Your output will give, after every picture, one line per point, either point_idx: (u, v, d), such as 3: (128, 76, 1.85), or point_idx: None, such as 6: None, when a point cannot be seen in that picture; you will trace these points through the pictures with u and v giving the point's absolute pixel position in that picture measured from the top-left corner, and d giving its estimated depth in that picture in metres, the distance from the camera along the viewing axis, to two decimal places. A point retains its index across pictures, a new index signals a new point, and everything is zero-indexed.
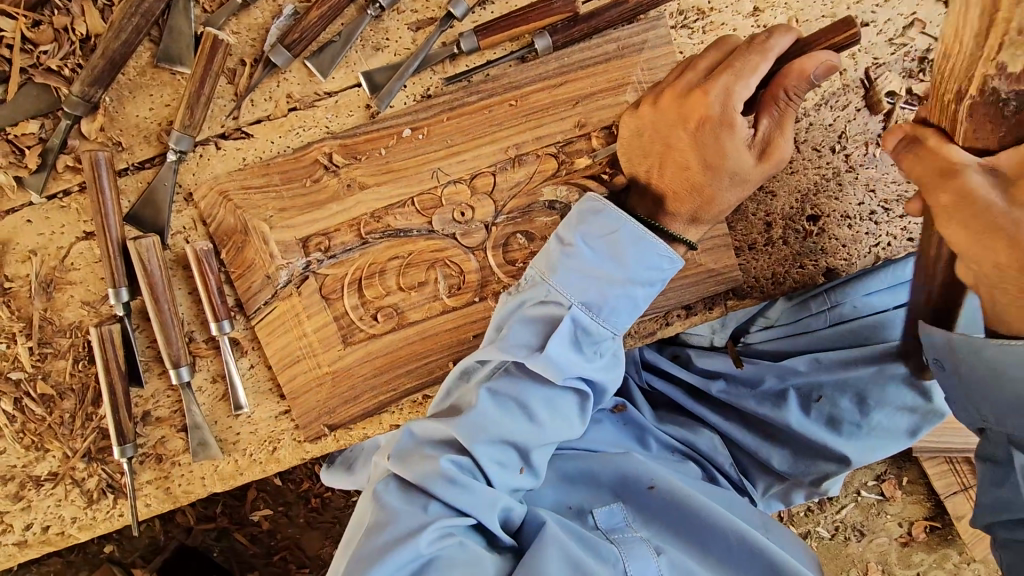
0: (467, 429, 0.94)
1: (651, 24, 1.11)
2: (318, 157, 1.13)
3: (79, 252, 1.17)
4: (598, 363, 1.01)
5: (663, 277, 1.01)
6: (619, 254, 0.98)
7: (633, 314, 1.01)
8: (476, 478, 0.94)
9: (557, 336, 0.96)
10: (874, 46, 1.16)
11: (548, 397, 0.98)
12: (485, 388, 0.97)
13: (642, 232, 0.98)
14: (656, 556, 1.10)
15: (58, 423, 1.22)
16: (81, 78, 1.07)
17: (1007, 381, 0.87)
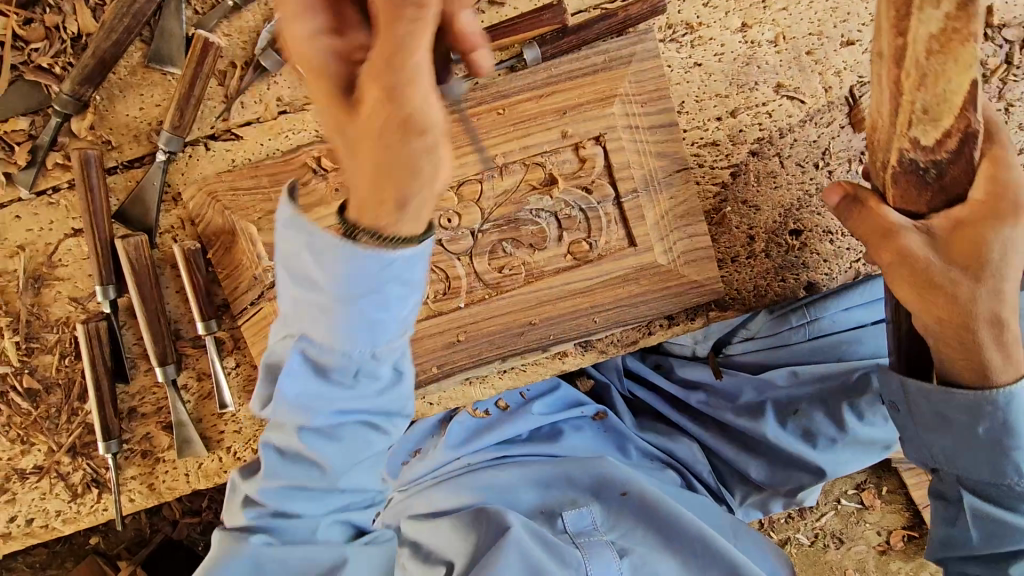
0: (258, 476, 0.88)
1: (640, 37, 1.12)
2: (307, 161, 1.14)
3: (67, 249, 1.18)
4: (364, 387, 0.80)
5: (398, 273, 0.70)
6: (311, 270, 0.71)
7: (380, 330, 0.74)
8: (282, 517, 0.91)
9: (284, 375, 0.77)
10: (859, 64, 1.17)
11: (325, 432, 0.84)
12: (266, 441, 0.88)
13: (351, 245, 0.66)
14: (619, 560, 1.17)
15: (44, 418, 1.24)
16: (71, 77, 1.08)
17: (954, 425, 0.99)
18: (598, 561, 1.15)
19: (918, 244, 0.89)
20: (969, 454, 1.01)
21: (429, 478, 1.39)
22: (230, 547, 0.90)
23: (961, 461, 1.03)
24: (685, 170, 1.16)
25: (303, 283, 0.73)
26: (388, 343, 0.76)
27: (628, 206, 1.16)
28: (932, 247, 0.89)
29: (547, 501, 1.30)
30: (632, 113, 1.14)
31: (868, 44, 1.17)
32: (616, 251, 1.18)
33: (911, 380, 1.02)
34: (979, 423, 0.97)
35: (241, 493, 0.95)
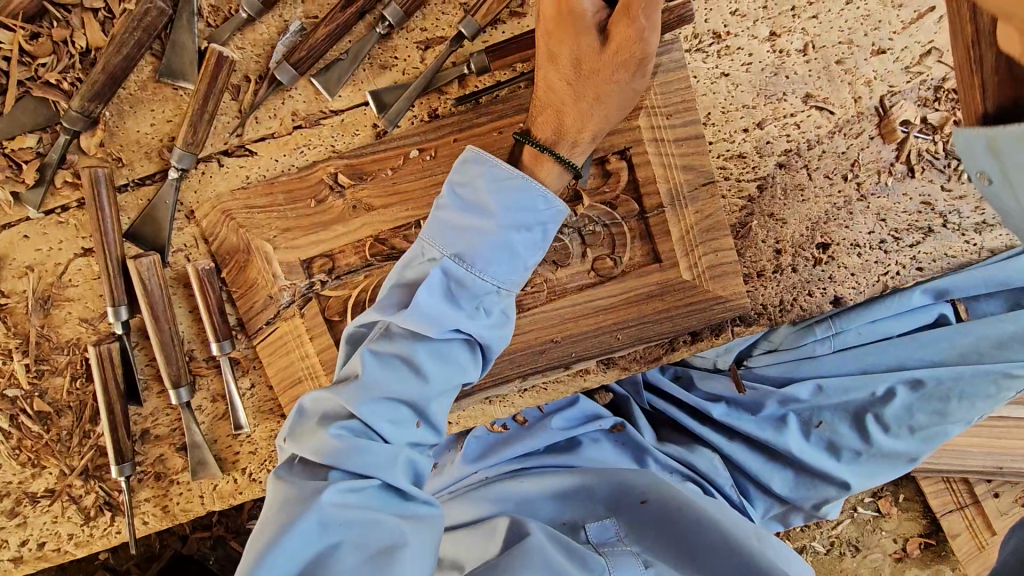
0: (351, 392, 0.88)
1: (666, 47, 1.09)
2: (324, 177, 1.11)
3: (77, 268, 1.15)
4: (484, 319, 0.93)
5: (540, 218, 0.93)
6: (482, 197, 0.92)
7: (515, 262, 0.93)
8: (370, 439, 0.88)
9: (423, 288, 0.90)
10: (889, 73, 1.15)
11: (433, 352, 0.91)
12: (368, 350, 0.90)
13: (508, 170, 0.91)
14: (642, 568, 1.10)
15: (55, 441, 1.21)
16: (80, 93, 1.04)
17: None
18: (621, 569, 1.08)
19: None
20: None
21: (446, 493, 1.37)
22: (296, 505, 0.82)
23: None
24: (712, 183, 1.13)
25: (454, 228, 0.92)
26: (511, 280, 0.94)
27: (653, 221, 1.13)
28: None
29: (566, 515, 1.26)
30: (658, 126, 1.11)
31: (900, 53, 1.14)
32: (640, 267, 1.15)
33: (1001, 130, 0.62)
34: None
35: (311, 419, 0.92)
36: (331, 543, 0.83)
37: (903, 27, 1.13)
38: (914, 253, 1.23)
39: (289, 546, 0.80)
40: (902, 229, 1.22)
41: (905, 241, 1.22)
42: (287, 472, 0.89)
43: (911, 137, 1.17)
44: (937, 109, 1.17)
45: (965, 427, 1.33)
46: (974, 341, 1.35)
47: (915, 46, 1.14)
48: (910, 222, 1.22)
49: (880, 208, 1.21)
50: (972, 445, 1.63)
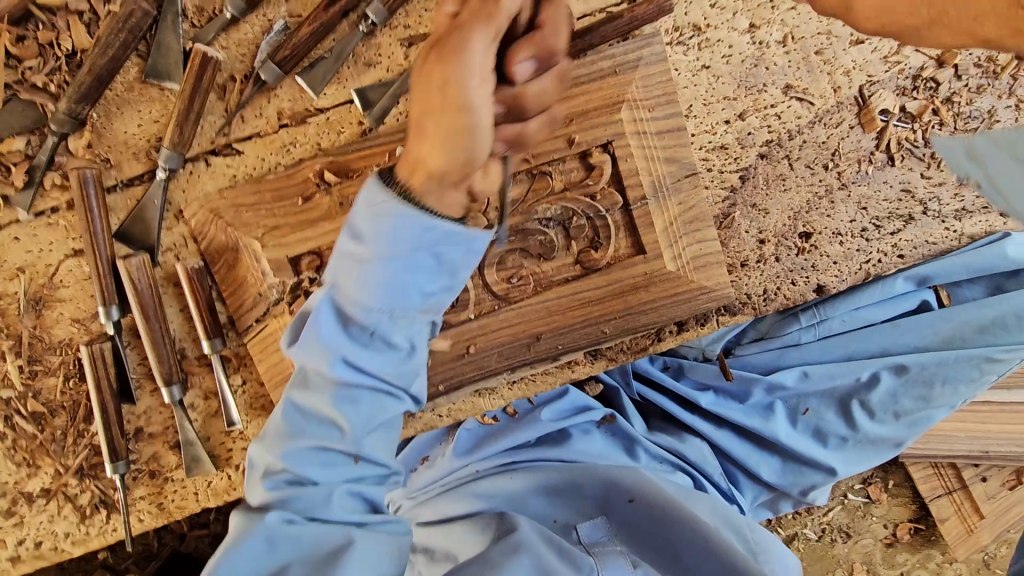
0: (276, 442, 0.94)
1: (646, 41, 1.11)
2: (310, 175, 1.12)
3: (68, 269, 1.16)
4: (381, 347, 0.91)
5: (442, 250, 0.87)
6: (365, 234, 0.84)
7: (410, 287, 0.87)
8: (302, 484, 0.93)
9: (314, 325, 0.89)
10: (868, 63, 1.16)
11: (348, 397, 0.91)
12: (287, 399, 0.94)
13: (388, 198, 0.83)
14: (631, 568, 1.11)
15: (49, 441, 1.22)
16: (67, 95, 1.06)
17: None
18: (610, 570, 1.08)
19: None
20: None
21: (436, 486, 1.38)
22: (249, 522, 0.92)
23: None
24: (694, 174, 1.15)
25: (345, 269, 0.89)
26: (429, 306, 0.91)
27: (637, 213, 1.14)
28: None
29: (559, 512, 1.28)
30: (640, 118, 1.12)
31: (877, 43, 1.16)
32: (625, 258, 1.16)
33: None
34: None
35: (254, 468, 0.98)
36: (280, 566, 0.91)
37: None
38: (895, 241, 1.24)
39: (240, 568, 0.89)
40: (883, 218, 1.23)
41: (886, 229, 1.24)
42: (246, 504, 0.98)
43: (891, 125, 1.19)
44: (916, 97, 1.18)
45: (949, 412, 1.36)
46: (957, 325, 1.36)
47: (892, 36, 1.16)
48: (890, 211, 1.24)
49: (861, 197, 1.22)
50: (957, 429, 1.66)
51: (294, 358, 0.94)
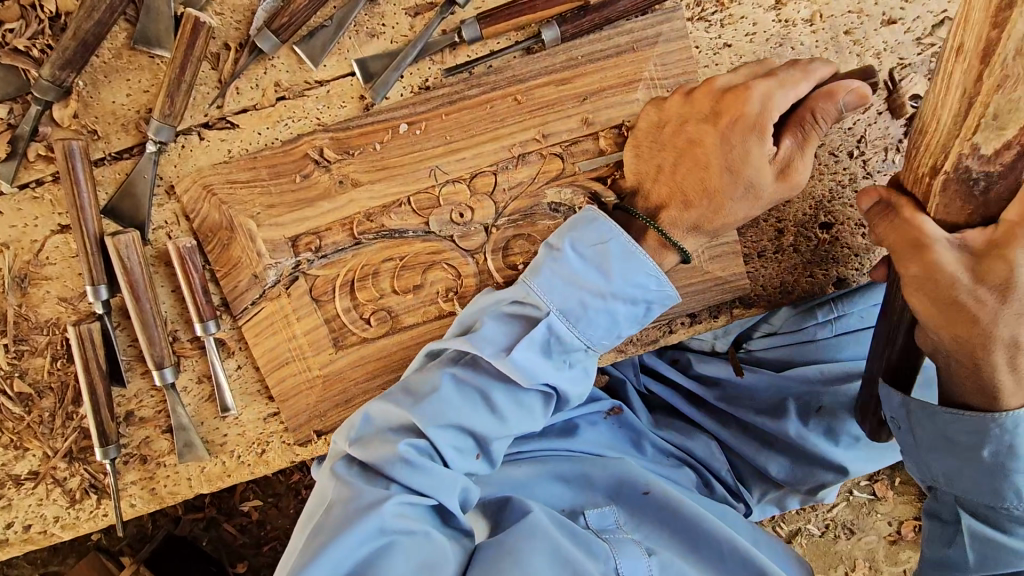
0: (426, 412, 0.92)
1: (666, 16, 1.05)
2: (308, 151, 1.07)
3: (55, 246, 1.10)
4: (568, 374, 0.96)
5: (650, 298, 0.96)
6: (602, 264, 0.93)
7: (612, 330, 0.96)
8: (434, 461, 0.91)
9: (525, 341, 0.92)
10: (900, 44, 1.09)
11: (510, 391, 0.95)
12: (447, 372, 0.94)
13: (632, 246, 0.94)
14: (647, 556, 1.09)
15: (37, 423, 1.18)
16: (51, 61, 0.99)
17: (959, 446, 0.94)
18: (627, 557, 1.07)
19: (952, 260, 0.83)
20: (954, 466, 0.96)
21: None
22: (355, 509, 0.86)
23: (960, 482, 0.96)
24: None
25: (560, 284, 0.93)
26: (602, 343, 0.97)
27: None
28: (968, 263, 0.82)
29: (567, 502, 1.22)
30: (658, 99, 1.06)
31: (911, 23, 1.09)
32: None
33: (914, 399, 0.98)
34: (983, 444, 0.91)
35: (375, 428, 0.95)
36: (384, 548, 0.84)
37: None
38: None
39: (344, 544, 0.82)
40: None
41: None
42: (344, 470, 0.92)
43: None
44: None
45: None
46: None
47: (927, 16, 1.09)
48: None
49: None
50: None
51: (482, 344, 0.93)
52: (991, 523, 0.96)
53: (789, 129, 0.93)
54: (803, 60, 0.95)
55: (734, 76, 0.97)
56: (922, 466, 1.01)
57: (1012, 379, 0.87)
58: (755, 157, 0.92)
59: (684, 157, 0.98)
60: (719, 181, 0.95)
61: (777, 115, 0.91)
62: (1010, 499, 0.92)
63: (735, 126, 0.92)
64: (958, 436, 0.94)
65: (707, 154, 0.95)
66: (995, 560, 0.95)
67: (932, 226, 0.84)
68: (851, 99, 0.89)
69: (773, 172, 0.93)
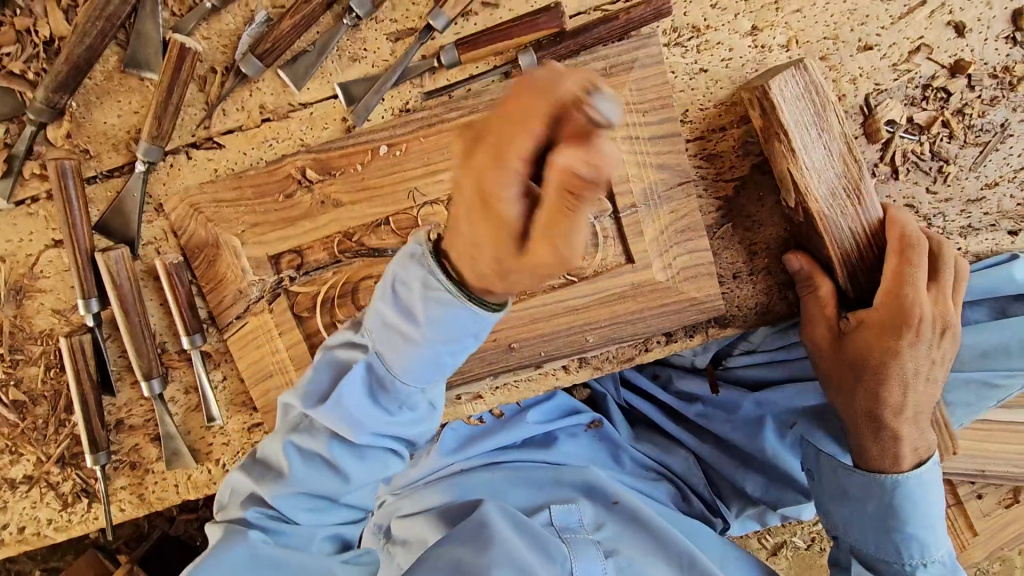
0: (272, 481, 0.89)
1: (643, 42, 1.06)
2: (291, 171, 1.09)
3: (48, 260, 1.15)
4: (406, 417, 0.86)
5: (468, 332, 0.76)
6: (411, 306, 0.75)
7: (439, 370, 0.80)
8: (283, 523, 0.90)
9: (338, 393, 0.83)
10: (876, 71, 1.10)
11: (352, 448, 0.88)
12: (287, 439, 0.89)
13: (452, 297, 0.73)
14: (603, 558, 1.11)
15: (31, 429, 1.22)
16: (45, 84, 1.03)
17: (853, 496, 1.15)
18: (582, 560, 1.08)
19: (836, 313, 1.09)
20: (851, 518, 1.15)
21: (420, 483, 1.30)
22: (230, 549, 0.87)
23: (859, 529, 1.15)
24: (687, 182, 1.11)
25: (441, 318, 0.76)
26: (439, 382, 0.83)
27: (625, 221, 1.11)
28: (858, 328, 1.06)
29: (537, 496, 1.24)
30: (633, 123, 1.08)
31: (886, 50, 1.09)
32: (613, 267, 1.13)
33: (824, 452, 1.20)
34: (870, 499, 1.12)
35: (242, 493, 0.93)
36: None
37: (891, 23, 1.08)
38: None
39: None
40: None
41: None
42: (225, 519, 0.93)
43: (896, 137, 1.12)
44: (924, 108, 1.11)
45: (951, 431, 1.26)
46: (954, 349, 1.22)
47: (903, 42, 1.09)
48: None
49: None
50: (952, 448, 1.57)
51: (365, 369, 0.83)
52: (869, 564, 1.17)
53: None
54: None
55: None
56: (828, 515, 1.20)
57: (906, 436, 1.08)
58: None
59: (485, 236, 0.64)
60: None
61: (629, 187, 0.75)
62: (893, 551, 1.12)
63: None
64: (852, 488, 1.14)
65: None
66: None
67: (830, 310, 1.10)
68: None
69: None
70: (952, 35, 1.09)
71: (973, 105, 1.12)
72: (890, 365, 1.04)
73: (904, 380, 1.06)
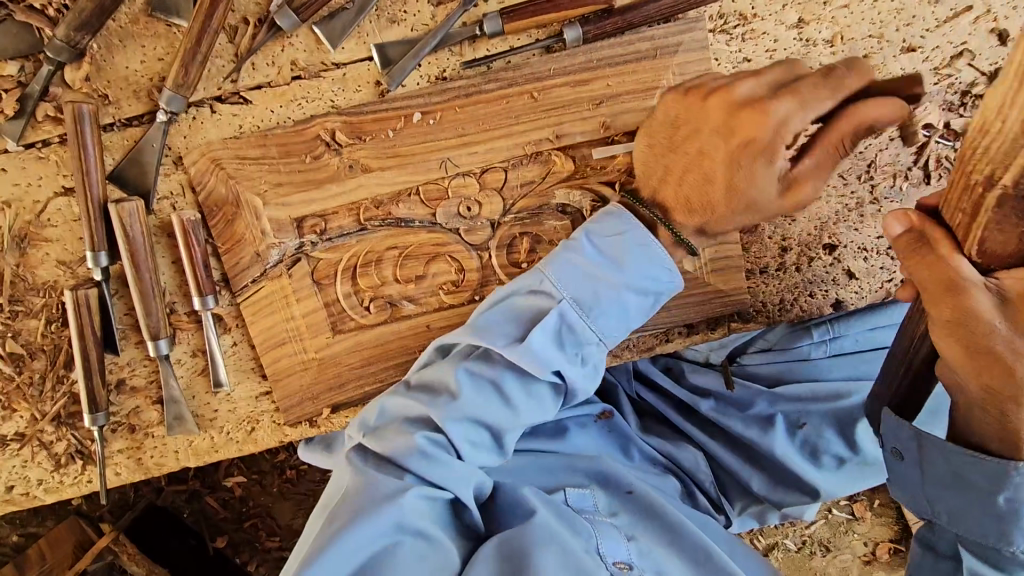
0: (442, 406, 0.94)
1: (689, 25, 1.05)
2: (320, 133, 1.06)
3: (57, 208, 1.10)
4: (580, 370, 0.98)
5: (658, 288, 0.99)
6: (618, 253, 0.96)
7: (623, 321, 0.98)
8: (450, 456, 0.94)
9: (537, 330, 0.94)
10: (918, 73, 1.09)
11: (523, 381, 0.96)
12: (462, 368, 0.96)
13: (644, 238, 0.97)
14: (626, 541, 1.12)
15: (27, 384, 1.17)
16: (66, 21, 0.98)
17: (972, 486, 0.88)
18: (608, 544, 1.09)
19: (987, 306, 0.72)
20: (965, 504, 0.90)
21: None
22: (373, 500, 0.87)
23: (963, 521, 0.91)
24: None
25: (569, 275, 0.96)
26: (613, 336, 0.99)
27: None
28: (1002, 310, 0.72)
29: (548, 479, 1.22)
30: None
31: (930, 52, 1.09)
32: None
33: (924, 433, 0.91)
34: (999, 490, 0.85)
35: (393, 420, 0.98)
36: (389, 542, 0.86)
37: (937, 25, 1.08)
38: None
39: (351, 542, 0.84)
40: None
41: None
42: (360, 460, 0.95)
43: (932, 142, 1.13)
44: (962, 114, 1.11)
45: None
46: None
47: (947, 46, 1.08)
48: None
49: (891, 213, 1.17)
50: None
51: (494, 335, 0.95)
52: (990, 561, 0.93)
53: (812, 148, 0.87)
54: (835, 71, 0.86)
55: (759, 84, 0.90)
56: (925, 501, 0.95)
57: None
58: (761, 179, 0.91)
59: (692, 168, 0.96)
60: (719, 197, 0.95)
61: (793, 136, 0.87)
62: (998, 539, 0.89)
63: (745, 149, 0.89)
64: (970, 476, 0.87)
65: (713, 169, 0.94)
66: None
67: (964, 267, 0.73)
68: (880, 121, 0.83)
69: (777, 191, 0.90)
70: (996, 42, 1.08)
71: None
72: None
73: None
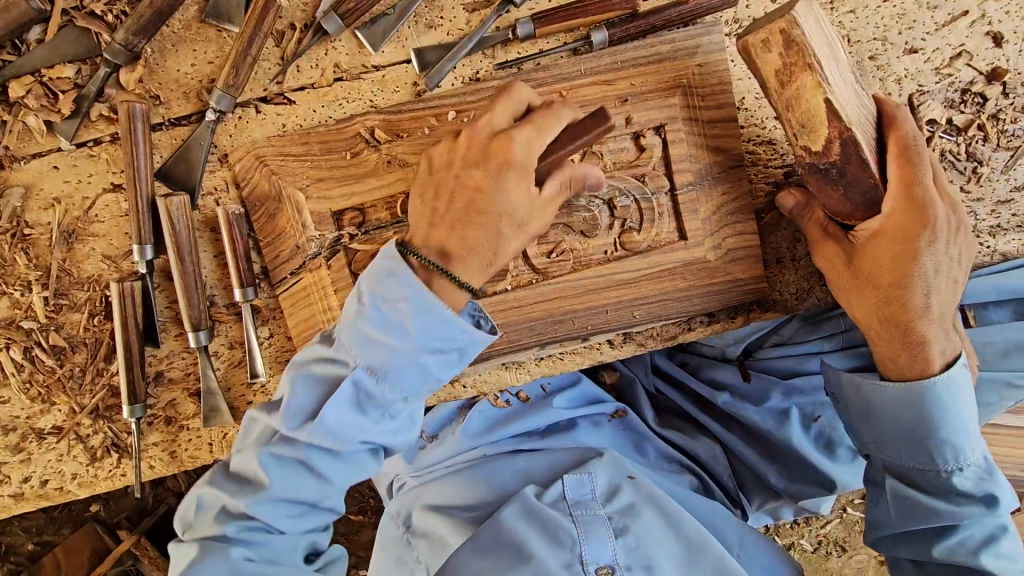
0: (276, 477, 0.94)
1: (707, 29, 1.12)
2: (360, 130, 1.11)
3: (105, 204, 1.14)
4: (389, 425, 0.95)
5: (455, 343, 0.93)
6: (401, 318, 0.90)
7: (425, 379, 0.94)
8: (269, 532, 0.96)
9: (330, 403, 0.91)
10: (920, 73, 1.17)
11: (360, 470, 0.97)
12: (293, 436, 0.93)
13: (432, 304, 0.90)
14: (613, 539, 1.18)
15: (67, 377, 1.20)
16: (125, 26, 1.04)
17: (883, 413, 1.07)
18: (592, 542, 1.17)
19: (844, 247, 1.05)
20: (884, 431, 1.08)
21: (444, 466, 1.35)
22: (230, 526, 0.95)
23: (887, 446, 1.09)
24: (741, 167, 1.16)
25: (439, 330, 0.91)
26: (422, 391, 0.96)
27: (682, 199, 1.15)
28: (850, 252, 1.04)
29: (552, 475, 1.32)
30: (693, 105, 1.13)
31: (930, 54, 1.16)
32: (666, 244, 1.16)
33: (843, 374, 1.11)
34: (901, 415, 1.05)
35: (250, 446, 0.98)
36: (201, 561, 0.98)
37: (936, 29, 1.16)
38: None
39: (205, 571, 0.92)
40: None
41: None
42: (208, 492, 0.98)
43: (936, 136, 1.18)
44: (962, 111, 1.18)
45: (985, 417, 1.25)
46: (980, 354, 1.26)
47: (946, 48, 1.16)
48: None
49: None
50: None
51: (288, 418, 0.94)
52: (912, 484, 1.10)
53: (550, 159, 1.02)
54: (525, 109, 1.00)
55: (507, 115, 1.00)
56: (858, 435, 1.13)
57: (928, 354, 1.03)
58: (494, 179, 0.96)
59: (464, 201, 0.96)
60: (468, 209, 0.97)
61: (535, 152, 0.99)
62: (927, 459, 1.05)
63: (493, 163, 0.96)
64: (875, 403, 1.07)
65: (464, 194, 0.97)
66: (920, 521, 1.08)
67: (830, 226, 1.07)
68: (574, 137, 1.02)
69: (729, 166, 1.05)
70: (991, 44, 1.16)
71: (1007, 112, 1.19)
72: (930, 212, 0.99)
73: (930, 282, 1.00)
